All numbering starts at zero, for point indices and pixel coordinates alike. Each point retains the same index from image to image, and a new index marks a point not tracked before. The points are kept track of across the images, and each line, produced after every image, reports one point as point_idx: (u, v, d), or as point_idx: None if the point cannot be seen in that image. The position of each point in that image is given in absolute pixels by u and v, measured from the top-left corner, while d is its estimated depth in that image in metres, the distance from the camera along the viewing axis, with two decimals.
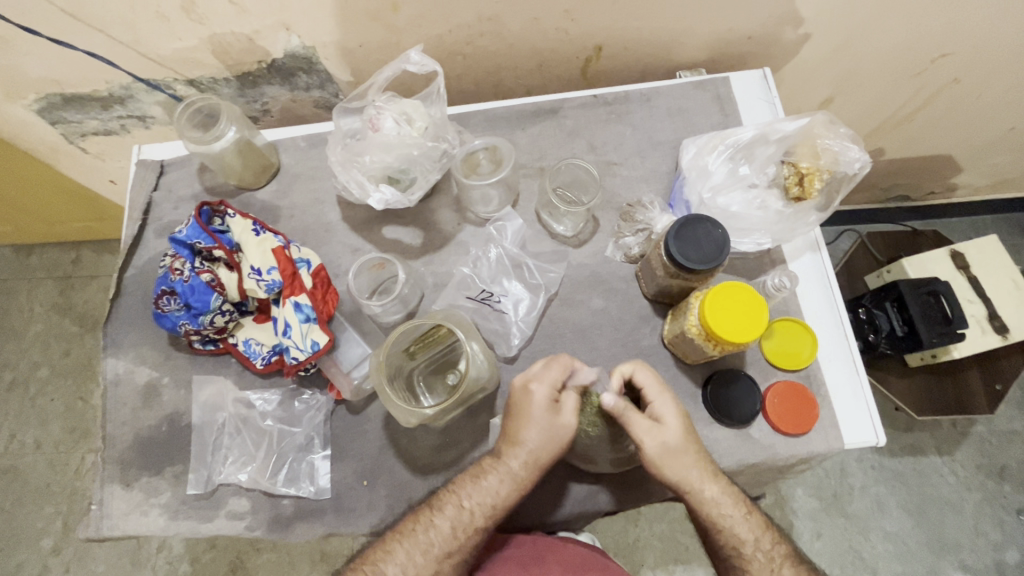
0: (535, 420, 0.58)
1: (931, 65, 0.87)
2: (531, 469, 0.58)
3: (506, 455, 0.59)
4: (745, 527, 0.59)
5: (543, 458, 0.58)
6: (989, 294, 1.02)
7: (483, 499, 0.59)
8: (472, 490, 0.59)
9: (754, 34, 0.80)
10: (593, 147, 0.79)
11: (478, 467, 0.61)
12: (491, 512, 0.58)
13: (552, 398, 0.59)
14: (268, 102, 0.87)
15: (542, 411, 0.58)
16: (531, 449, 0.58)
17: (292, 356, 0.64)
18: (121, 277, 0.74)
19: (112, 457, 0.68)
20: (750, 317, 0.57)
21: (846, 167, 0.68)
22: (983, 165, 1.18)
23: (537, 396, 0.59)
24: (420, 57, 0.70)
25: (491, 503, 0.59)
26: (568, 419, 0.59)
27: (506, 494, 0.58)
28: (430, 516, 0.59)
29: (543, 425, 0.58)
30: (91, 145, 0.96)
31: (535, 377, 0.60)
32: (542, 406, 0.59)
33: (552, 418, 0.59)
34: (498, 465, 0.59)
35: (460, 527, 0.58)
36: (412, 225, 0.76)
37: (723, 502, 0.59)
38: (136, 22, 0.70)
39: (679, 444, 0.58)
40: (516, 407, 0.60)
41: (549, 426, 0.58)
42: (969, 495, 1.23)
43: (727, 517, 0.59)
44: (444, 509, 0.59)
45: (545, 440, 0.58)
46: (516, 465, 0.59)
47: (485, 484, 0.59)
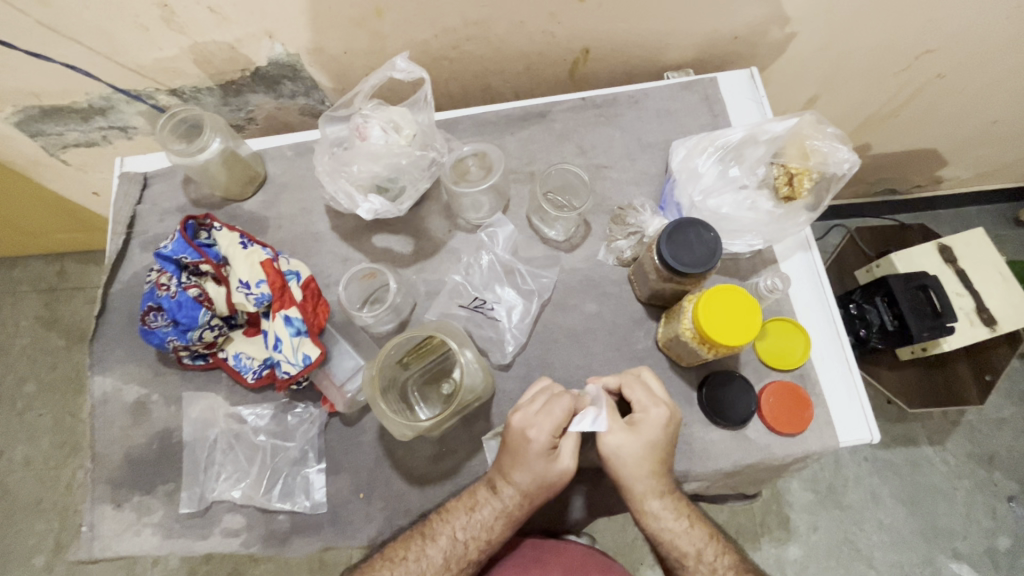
0: (531, 463, 0.57)
1: (915, 61, 0.88)
2: (525, 506, 0.59)
3: (501, 490, 0.59)
4: (687, 540, 0.60)
5: (537, 499, 0.59)
6: (977, 286, 1.03)
7: (477, 532, 0.59)
8: (466, 522, 0.59)
9: (740, 34, 0.80)
10: (582, 150, 0.78)
11: (472, 497, 0.60)
12: (485, 546, 0.59)
13: (552, 442, 0.57)
14: (253, 110, 0.86)
15: (538, 458, 0.57)
16: (526, 490, 0.58)
17: (284, 370, 0.63)
18: (106, 293, 0.73)
19: (102, 477, 0.67)
20: (744, 320, 0.57)
21: (835, 168, 0.67)
22: (968, 157, 1.20)
23: (536, 443, 0.57)
24: (406, 64, 0.69)
25: (485, 537, 0.59)
26: (565, 462, 0.58)
27: (500, 529, 0.59)
28: (422, 545, 0.59)
29: (537, 470, 0.57)
30: (72, 157, 0.94)
31: (534, 421, 0.57)
32: (541, 452, 0.57)
33: (549, 463, 0.57)
34: (492, 497, 0.59)
35: (453, 558, 0.59)
36: (402, 233, 0.75)
37: (676, 522, 0.59)
38: (115, 33, 0.69)
39: (649, 467, 0.59)
40: (509, 444, 0.59)
41: (544, 472, 0.57)
42: (960, 483, 1.25)
43: (677, 535, 0.59)
44: (438, 539, 0.59)
45: (538, 482, 0.58)
46: (510, 501, 0.59)
47: (479, 516, 0.59)
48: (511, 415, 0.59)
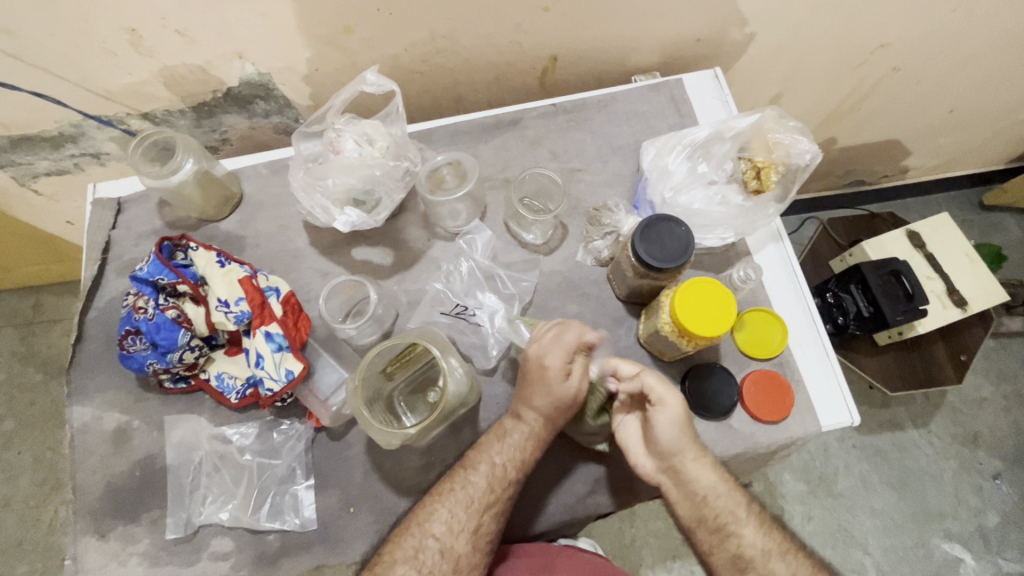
0: (546, 381, 0.61)
1: (871, 55, 0.91)
2: (549, 426, 0.62)
3: (524, 415, 0.62)
4: (726, 499, 0.60)
5: (559, 419, 0.62)
6: (946, 269, 1.06)
7: (512, 454, 0.61)
8: (501, 448, 0.61)
9: (702, 37, 0.83)
10: (556, 155, 0.80)
11: (502, 428, 0.63)
12: (521, 466, 0.61)
13: (565, 365, 0.61)
14: (227, 131, 0.86)
15: (554, 380, 0.60)
16: (545, 412, 0.61)
17: (267, 387, 0.63)
18: (82, 320, 0.72)
19: (84, 509, 0.65)
20: (719, 310, 0.58)
21: (798, 159, 0.70)
22: (929, 146, 1.24)
23: (551, 364, 0.60)
24: (375, 78, 0.69)
25: (516, 459, 0.61)
26: (574, 386, 0.61)
27: (524, 447, 0.61)
28: (465, 475, 0.60)
29: (552, 389, 0.60)
30: (44, 187, 0.93)
31: (547, 351, 0.61)
32: (557, 373, 0.60)
33: (562, 386, 0.60)
34: (519, 423, 0.63)
35: (496, 481, 0.60)
36: (381, 244, 0.75)
37: (707, 472, 0.60)
38: (83, 60, 0.69)
39: (679, 422, 0.60)
40: (527, 374, 0.62)
41: (560, 394, 0.60)
42: (946, 464, 1.27)
43: (710, 487, 0.60)
44: (477, 467, 0.61)
45: (552, 403, 0.61)
46: (535, 422, 0.62)
47: (511, 441, 0.62)
48: (527, 347, 0.63)
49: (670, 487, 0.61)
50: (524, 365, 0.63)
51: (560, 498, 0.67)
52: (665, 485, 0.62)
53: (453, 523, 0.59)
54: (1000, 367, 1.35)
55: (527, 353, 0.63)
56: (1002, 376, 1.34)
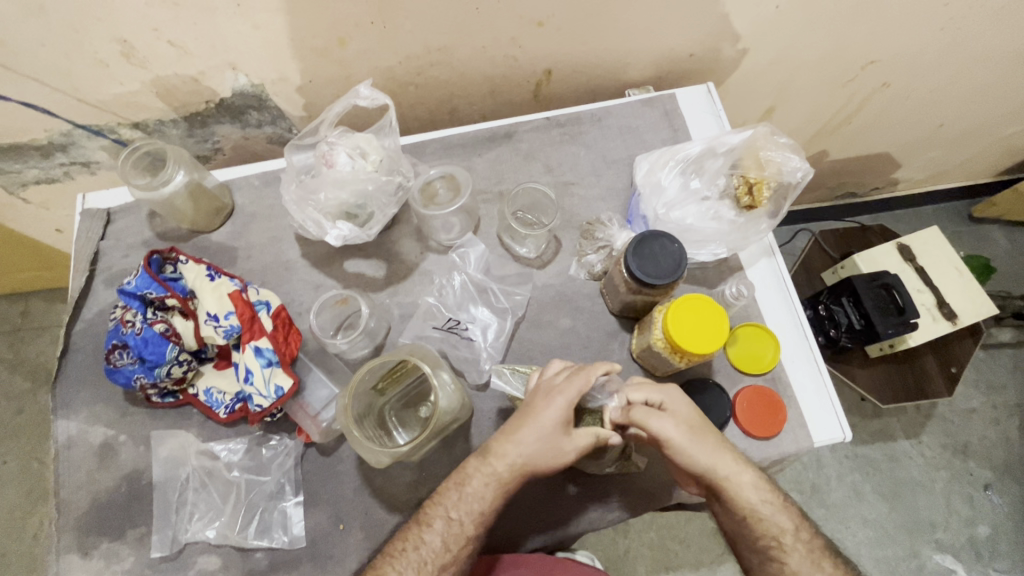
0: (539, 432, 0.56)
1: (861, 71, 0.93)
2: (515, 474, 0.56)
3: (490, 460, 0.57)
4: (772, 521, 0.56)
5: (531, 471, 0.56)
6: (935, 283, 1.07)
7: (472, 507, 0.56)
8: (457, 500, 0.56)
9: (695, 52, 0.83)
10: (550, 168, 0.80)
11: (460, 474, 0.58)
12: (479, 520, 0.56)
13: (565, 415, 0.57)
14: (219, 141, 0.85)
15: (547, 423, 0.56)
16: (523, 462, 0.56)
17: (256, 403, 0.62)
18: (69, 332, 0.71)
19: (68, 525, 0.64)
20: (711, 328, 0.58)
21: (789, 177, 0.70)
22: (920, 159, 1.26)
23: (549, 413, 0.56)
24: (369, 91, 0.69)
25: (479, 510, 0.56)
26: (572, 448, 0.56)
27: (493, 500, 0.56)
28: (420, 532, 0.56)
29: (541, 435, 0.56)
30: (33, 195, 0.92)
31: (547, 402, 0.57)
32: (552, 416, 0.56)
33: (556, 436, 0.56)
34: (480, 472, 0.57)
35: (452, 538, 0.55)
36: (374, 257, 0.75)
37: (749, 483, 0.57)
38: (73, 69, 0.68)
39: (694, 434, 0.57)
40: (527, 406, 0.59)
41: (546, 440, 0.56)
42: (937, 475, 1.28)
43: (754, 508, 0.56)
44: (433, 523, 0.56)
45: (540, 448, 0.56)
46: (501, 468, 0.56)
47: (469, 490, 0.56)
48: (537, 381, 0.62)
49: (714, 500, 0.58)
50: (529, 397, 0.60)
51: (552, 515, 0.66)
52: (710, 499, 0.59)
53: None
54: (990, 378, 1.36)
55: (536, 383, 0.61)
56: (992, 388, 1.35)
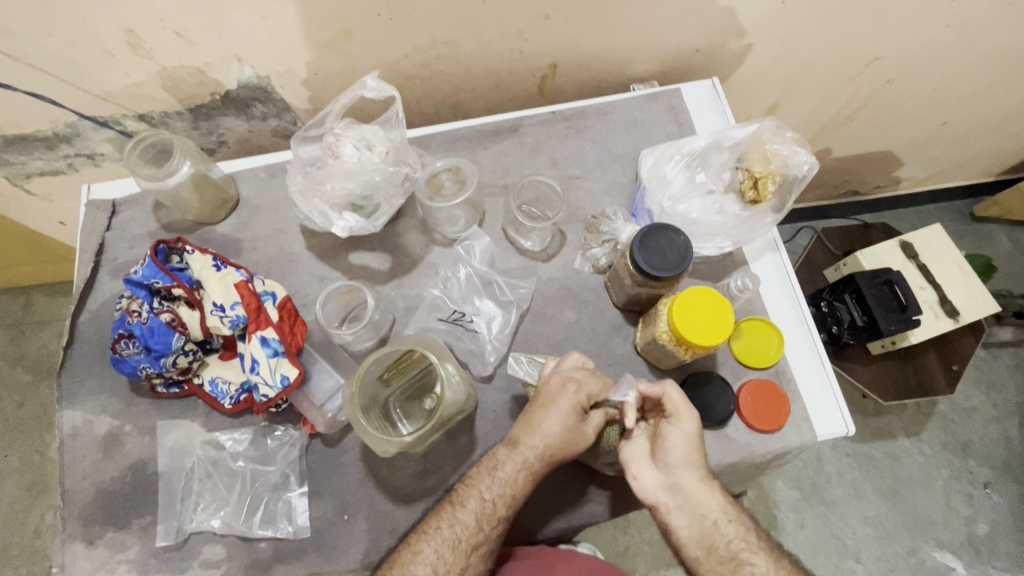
0: (558, 420, 0.59)
1: (866, 68, 0.93)
2: (546, 461, 0.58)
3: (521, 445, 0.59)
4: (737, 525, 0.58)
5: (558, 458, 0.59)
6: (938, 280, 1.08)
7: (504, 490, 0.58)
8: (491, 483, 0.58)
9: (700, 47, 0.83)
10: (555, 162, 0.80)
11: (493, 458, 0.60)
12: (512, 502, 0.58)
13: (579, 403, 0.60)
14: (224, 134, 0.85)
15: (569, 411, 0.59)
16: (546, 450, 0.58)
17: (262, 393, 0.63)
18: (74, 322, 0.71)
19: (73, 514, 0.64)
20: (717, 321, 0.59)
21: (795, 170, 0.70)
22: (922, 157, 1.26)
23: (567, 401, 0.59)
24: (376, 83, 0.69)
25: (511, 493, 0.58)
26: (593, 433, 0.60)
27: (524, 483, 0.58)
28: (453, 511, 0.58)
29: (567, 424, 0.59)
30: (37, 186, 0.92)
31: (562, 389, 0.60)
32: (569, 408, 0.59)
33: (575, 424, 0.59)
34: (512, 456, 0.59)
35: (485, 519, 0.57)
36: (379, 249, 0.75)
37: (712, 493, 0.58)
38: (79, 60, 0.68)
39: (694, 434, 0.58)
40: (542, 397, 0.61)
41: (572, 427, 0.59)
42: (938, 473, 1.28)
43: (721, 512, 0.58)
44: (467, 503, 0.58)
45: (564, 435, 0.59)
46: (532, 455, 0.58)
47: (501, 474, 0.58)
48: (548, 376, 0.63)
49: (672, 510, 0.58)
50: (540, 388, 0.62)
51: (555, 506, 0.66)
52: (666, 506, 0.59)
53: (439, 565, 0.55)
54: (991, 377, 1.36)
55: (546, 375, 0.63)
56: (992, 386, 1.35)
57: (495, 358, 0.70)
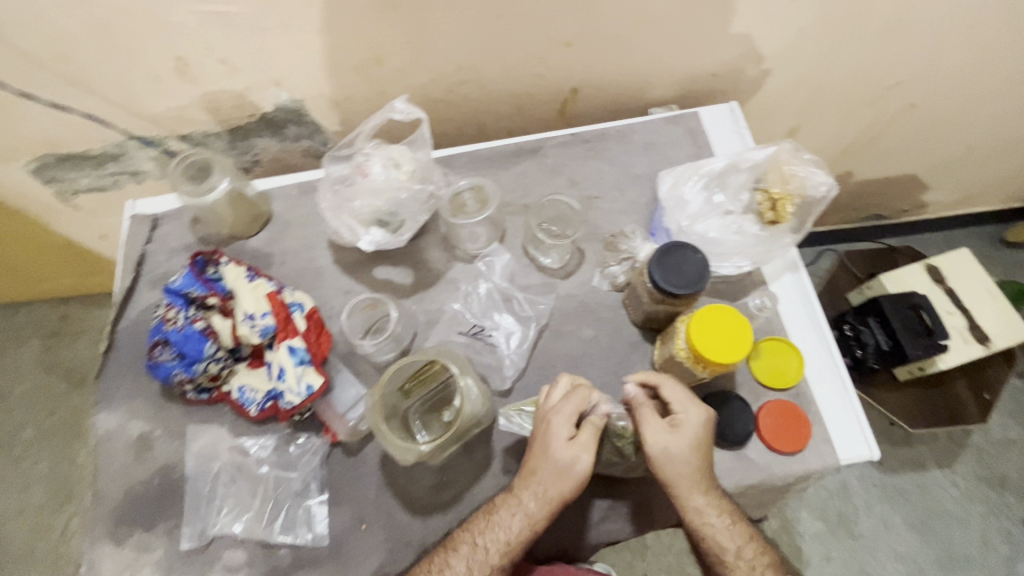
0: (550, 461, 0.58)
1: (886, 92, 0.93)
2: (543, 504, 0.58)
3: (519, 491, 0.59)
4: (727, 535, 0.59)
5: (556, 497, 0.57)
6: (967, 305, 1.05)
7: (496, 537, 0.58)
8: (484, 528, 0.59)
9: (719, 72, 0.85)
10: (574, 183, 0.82)
11: (491, 506, 0.60)
12: (506, 549, 0.57)
13: (571, 433, 0.59)
14: (259, 154, 0.90)
15: (560, 448, 0.58)
16: (543, 491, 0.58)
17: (287, 400, 0.65)
18: (113, 330, 0.75)
19: (103, 515, 0.66)
20: (734, 338, 0.59)
21: (813, 192, 0.71)
22: (948, 181, 1.24)
23: (557, 439, 0.58)
24: (404, 106, 0.72)
25: (506, 540, 0.58)
26: (586, 466, 0.58)
27: (521, 532, 0.58)
28: (445, 556, 0.58)
29: (560, 467, 0.58)
30: (84, 203, 0.98)
31: (554, 421, 0.59)
32: (563, 449, 0.58)
33: (569, 459, 0.58)
34: (508, 501, 0.59)
35: (476, 565, 0.57)
36: (402, 265, 0.77)
37: (707, 505, 0.58)
38: (131, 84, 0.73)
39: (691, 448, 0.58)
40: (539, 436, 0.60)
41: (565, 464, 0.58)
42: (973, 508, 1.23)
43: (716, 525, 0.58)
44: (459, 548, 0.58)
45: (556, 475, 0.58)
46: (529, 499, 0.58)
47: (497, 520, 0.59)
48: (539, 407, 0.63)
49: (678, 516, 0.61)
50: (534, 426, 0.62)
51: (571, 523, 0.66)
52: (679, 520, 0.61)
53: None
54: None
55: (536, 413, 0.63)
56: None
57: (512, 372, 0.71)
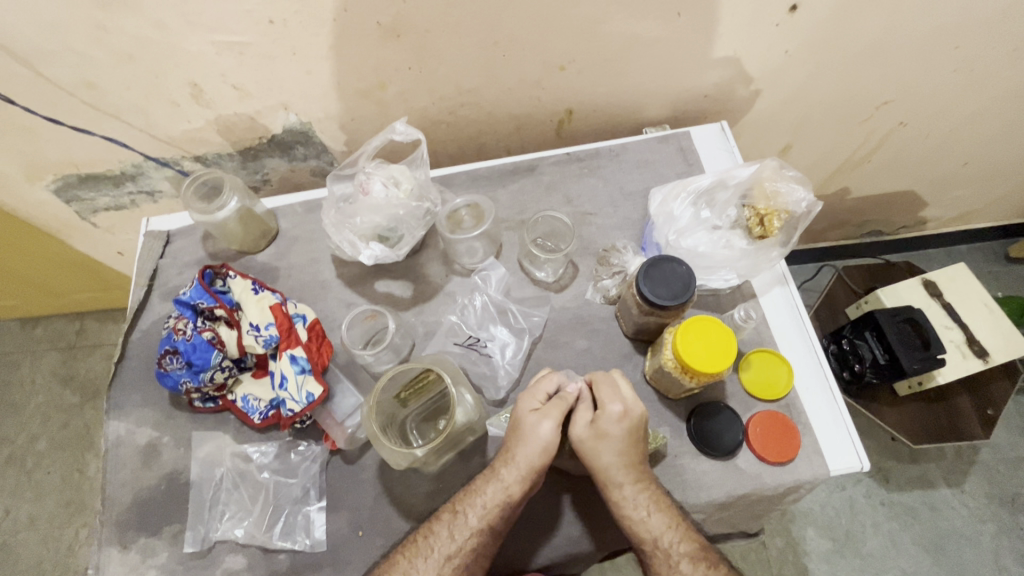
0: (513, 430, 0.63)
1: (876, 111, 0.96)
2: (516, 471, 0.61)
3: (498, 464, 0.62)
4: (644, 527, 0.60)
5: (524, 465, 0.60)
6: (965, 319, 1.06)
7: (476, 503, 0.60)
8: (464, 497, 0.62)
9: (710, 93, 0.88)
10: (569, 200, 0.85)
11: (477, 479, 0.63)
12: (484, 512, 0.60)
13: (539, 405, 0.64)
14: (268, 173, 0.94)
15: (524, 418, 0.63)
16: (518, 461, 0.61)
17: (289, 407, 0.67)
18: (126, 341, 0.78)
19: (111, 519, 0.69)
20: (720, 348, 0.61)
21: (796, 207, 0.73)
22: (946, 198, 1.26)
23: (523, 410, 0.64)
24: (405, 127, 0.76)
25: (482, 504, 0.60)
26: (548, 432, 0.61)
27: (495, 497, 0.60)
28: (430, 526, 0.61)
29: (527, 437, 0.62)
30: (102, 220, 1.03)
31: (521, 397, 0.65)
32: (523, 419, 0.63)
33: (531, 431, 0.62)
34: (489, 472, 0.62)
35: (457, 531, 0.60)
36: (402, 278, 0.80)
37: (627, 495, 0.60)
38: (150, 109, 0.78)
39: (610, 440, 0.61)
40: (513, 414, 0.65)
41: (524, 433, 0.62)
42: (983, 528, 1.21)
43: (641, 519, 0.60)
44: (442, 517, 0.61)
45: (527, 444, 0.61)
46: (504, 470, 0.61)
47: (478, 489, 0.61)
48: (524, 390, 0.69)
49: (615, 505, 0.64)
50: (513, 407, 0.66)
51: (564, 532, 0.66)
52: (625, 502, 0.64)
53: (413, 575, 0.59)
54: None
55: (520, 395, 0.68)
56: None
57: (506, 382, 0.73)
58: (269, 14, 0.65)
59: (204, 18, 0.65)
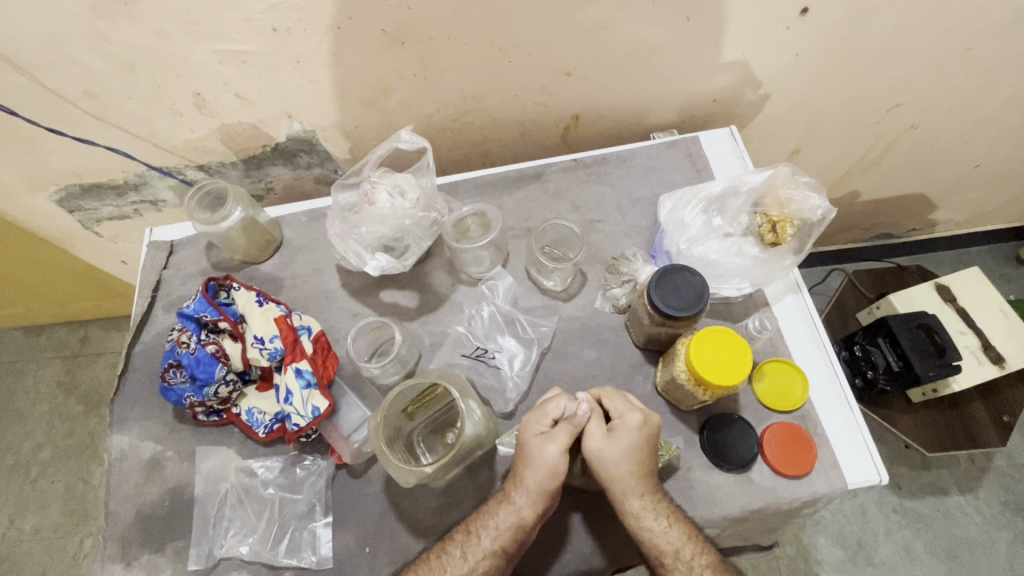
0: (522, 454, 0.62)
1: (887, 114, 0.94)
2: (528, 495, 0.59)
3: (509, 489, 0.61)
4: (664, 538, 0.58)
5: (536, 490, 0.59)
6: (979, 325, 1.04)
7: (489, 526, 0.60)
8: (476, 519, 0.61)
9: (718, 97, 0.87)
10: (576, 207, 0.83)
11: (489, 504, 0.62)
12: (496, 535, 0.59)
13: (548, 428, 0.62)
14: (272, 181, 0.93)
15: (532, 441, 0.61)
16: (529, 484, 0.59)
17: (294, 422, 0.66)
18: (129, 353, 0.77)
19: (114, 535, 0.68)
20: (735, 359, 0.59)
21: (810, 215, 0.71)
22: (957, 200, 1.24)
23: (531, 431, 0.62)
24: (410, 136, 0.74)
25: (494, 527, 0.59)
26: (554, 457, 0.59)
27: (506, 520, 0.59)
28: (442, 547, 0.60)
29: (538, 463, 0.60)
30: (106, 230, 1.02)
31: (528, 417, 0.63)
32: (534, 443, 0.61)
33: (540, 455, 0.60)
34: (500, 496, 0.61)
35: (470, 551, 0.59)
36: (408, 288, 0.79)
37: (653, 506, 0.59)
38: (152, 119, 0.77)
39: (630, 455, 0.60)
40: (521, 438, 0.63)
41: (534, 456, 0.60)
42: (999, 535, 1.19)
43: (664, 536, 0.58)
44: (455, 537, 0.61)
45: (536, 468, 0.60)
46: (515, 495, 0.60)
47: (491, 514, 0.60)
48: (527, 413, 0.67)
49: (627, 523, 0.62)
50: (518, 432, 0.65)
51: (575, 547, 0.65)
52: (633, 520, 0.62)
53: None
54: None
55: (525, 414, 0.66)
56: None
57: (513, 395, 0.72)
58: (272, 23, 0.64)
59: (206, 27, 0.64)
